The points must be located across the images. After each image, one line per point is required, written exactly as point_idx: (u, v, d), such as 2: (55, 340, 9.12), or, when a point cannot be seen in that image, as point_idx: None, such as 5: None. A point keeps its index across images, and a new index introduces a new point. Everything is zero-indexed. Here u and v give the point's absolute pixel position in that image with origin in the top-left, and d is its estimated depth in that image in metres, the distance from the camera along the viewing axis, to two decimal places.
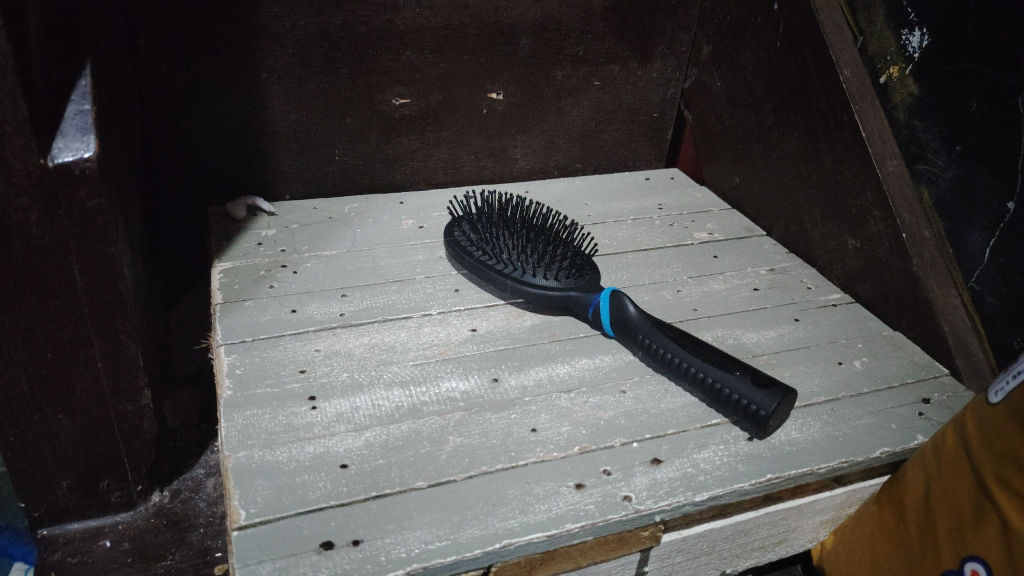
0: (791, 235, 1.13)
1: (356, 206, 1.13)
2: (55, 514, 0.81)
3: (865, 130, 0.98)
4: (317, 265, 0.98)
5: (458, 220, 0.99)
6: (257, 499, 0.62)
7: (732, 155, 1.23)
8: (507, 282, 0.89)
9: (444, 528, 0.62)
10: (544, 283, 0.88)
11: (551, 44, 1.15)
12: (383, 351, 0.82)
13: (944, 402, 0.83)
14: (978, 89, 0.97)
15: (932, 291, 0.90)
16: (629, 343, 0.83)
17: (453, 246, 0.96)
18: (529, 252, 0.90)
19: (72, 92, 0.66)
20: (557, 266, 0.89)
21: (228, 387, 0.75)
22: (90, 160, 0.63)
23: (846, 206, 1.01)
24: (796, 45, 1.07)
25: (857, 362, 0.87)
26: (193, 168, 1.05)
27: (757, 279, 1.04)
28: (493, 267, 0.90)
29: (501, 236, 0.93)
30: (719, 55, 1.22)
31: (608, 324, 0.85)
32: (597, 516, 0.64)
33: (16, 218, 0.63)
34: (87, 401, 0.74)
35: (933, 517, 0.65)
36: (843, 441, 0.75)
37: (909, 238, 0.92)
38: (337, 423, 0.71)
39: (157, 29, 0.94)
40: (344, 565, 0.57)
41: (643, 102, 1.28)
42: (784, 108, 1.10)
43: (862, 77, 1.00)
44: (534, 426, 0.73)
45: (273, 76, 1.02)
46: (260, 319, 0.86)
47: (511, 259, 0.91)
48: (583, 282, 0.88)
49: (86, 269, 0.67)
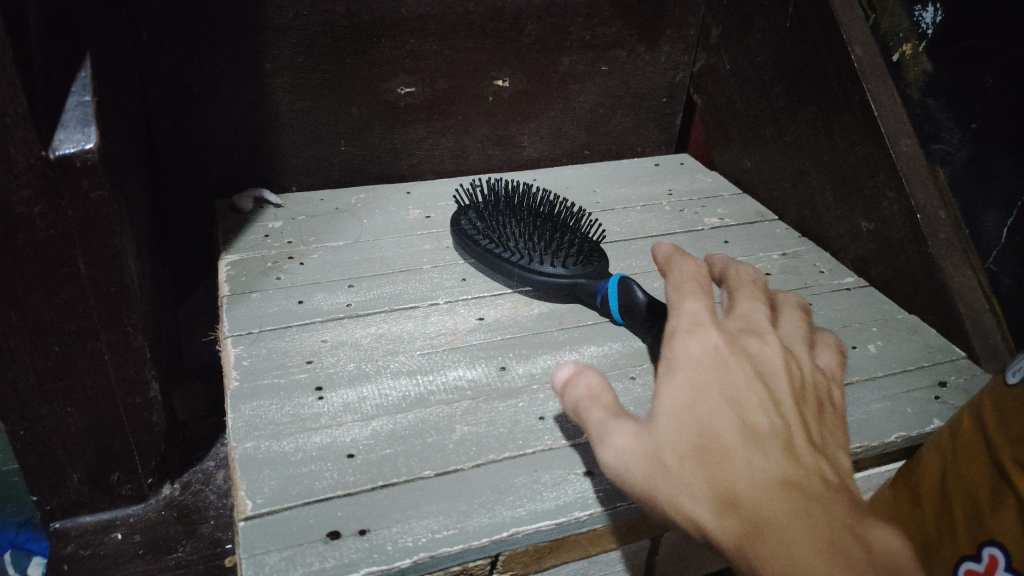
0: (803, 219, 1.11)
1: (362, 197, 1.12)
2: (68, 507, 0.81)
3: (878, 109, 0.95)
4: (323, 256, 0.97)
5: (464, 211, 0.97)
6: (263, 489, 0.62)
7: (743, 138, 1.22)
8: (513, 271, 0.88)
9: (452, 517, 0.61)
10: (552, 270, 0.86)
11: (557, 29, 1.14)
12: (390, 341, 0.82)
13: (962, 385, 0.81)
14: (993, 67, 0.95)
15: (949, 273, 0.88)
16: (636, 326, 0.82)
17: (458, 237, 0.94)
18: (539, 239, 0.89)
19: (73, 84, 0.66)
20: (566, 253, 0.88)
21: (236, 378, 0.75)
22: (92, 151, 0.63)
23: (859, 188, 0.99)
24: (806, 25, 1.04)
25: (871, 346, 0.86)
26: (197, 160, 1.05)
27: (769, 264, 1.03)
28: (500, 256, 0.89)
29: (507, 227, 0.92)
30: (728, 37, 1.20)
31: (619, 309, 0.83)
32: (606, 505, 0.63)
33: (20, 211, 0.62)
34: (96, 394, 0.74)
35: (952, 508, 0.62)
36: (859, 426, 0.74)
37: (924, 219, 0.91)
38: (344, 413, 0.71)
39: (159, 20, 0.93)
40: (351, 555, 0.57)
41: (651, 87, 1.27)
42: (795, 89, 1.08)
43: (874, 56, 0.98)
44: (542, 414, 0.72)
45: (277, 68, 1.01)
46: (267, 309, 0.86)
47: (519, 247, 0.90)
48: (593, 268, 0.87)
49: (91, 262, 0.67)
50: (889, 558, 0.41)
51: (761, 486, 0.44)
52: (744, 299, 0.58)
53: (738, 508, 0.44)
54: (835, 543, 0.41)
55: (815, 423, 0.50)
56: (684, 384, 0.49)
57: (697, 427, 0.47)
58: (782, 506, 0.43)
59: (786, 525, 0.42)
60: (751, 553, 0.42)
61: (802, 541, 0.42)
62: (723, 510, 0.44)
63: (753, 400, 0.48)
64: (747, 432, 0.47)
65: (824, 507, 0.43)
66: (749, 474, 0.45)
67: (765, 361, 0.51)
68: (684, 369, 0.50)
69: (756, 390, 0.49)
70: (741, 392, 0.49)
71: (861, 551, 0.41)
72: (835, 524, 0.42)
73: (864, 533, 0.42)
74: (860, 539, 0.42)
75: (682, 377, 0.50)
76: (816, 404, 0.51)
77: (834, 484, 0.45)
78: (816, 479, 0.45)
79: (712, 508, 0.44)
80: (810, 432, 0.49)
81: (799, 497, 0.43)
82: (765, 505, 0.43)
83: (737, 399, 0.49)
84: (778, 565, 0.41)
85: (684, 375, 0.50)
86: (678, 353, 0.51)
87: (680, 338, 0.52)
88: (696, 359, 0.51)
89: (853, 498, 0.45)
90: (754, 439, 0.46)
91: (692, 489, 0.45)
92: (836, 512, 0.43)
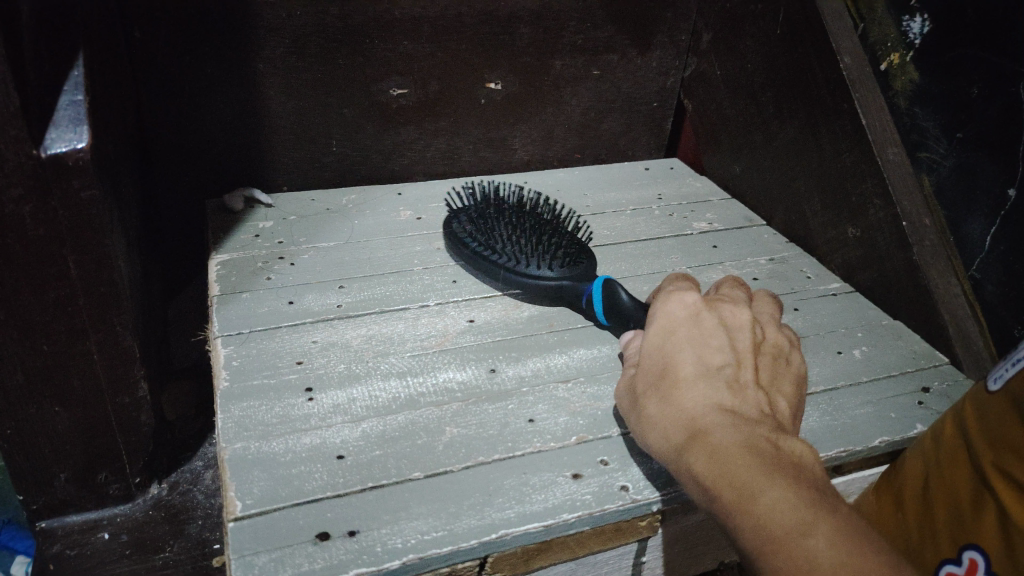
0: (791, 224, 1.12)
1: (353, 197, 1.12)
2: (54, 507, 0.80)
3: (866, 118, 0.97)
4: (314, 256, 0.97)
5: (454, 218, 0.97)
6: (253, 490, 0.62)
7: (732, 145, 1.23)
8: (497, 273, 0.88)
9: (441, 519, 0.61)
10: (538, 271, 0.86)
11: (549, 33, 1.14)
12: (380, 342, 0.82)
13: (944, 391, 0.82)
14: (979, 77, 0.97)
15: (933, 280, 0.90)
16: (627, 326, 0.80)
17: (447, 241, 0.95)
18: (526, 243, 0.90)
19: (65, 83, 0.66)
20: (552, 255, 0.88)
21: (225, 378, 0.75)
22: (84, 150, 0.62)
23: (846, 195, 1.01)
24: (796, 33, 1.06)
25: (857, 351, 0.87)
26: (189, 160, 1.05)
27: (757, 269, 1.04)
28: (487, 258, 0.89)
29: (495, 232, 0.92)
30: (719, 43, 1.21)
31: (608, 311, 0.82)
32: (594, 506, 0.64)
33: (10, 209, 0.62)
34: (84, 394, 0.74)
35: (934, 506, 0.64)
36: (843, 430, 0.75)
37: (910, 226, 0.92)
38: (333, 414, 0.71)
39: (151, 19, 0.93)
40: (340, 556, 0.57)
41: (642, 91, 1.28)
42: (784, 96, 1.10)
43: (862, 65, 0.99)
44: (532, 416, 0.73)
45: (270, 68, 1.01)
46: (258, 310, 0.86)
47: (506, 249, 0.90)
48: (581, 270, 0.87)
49: (81, 262, 0.67)
50: (798, 461, 0.52)
51: (706, 406, 0.55)
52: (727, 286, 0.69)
53: (686, 420, 0.55)
54: (753, 445, 0.52)
55: (766, 370, 0.60)
56: (658, 332, 0.62)
57: (663, 365, 0.59)
58: (719, 418, 0.54)
59: (719, 433, 0.53)
60: (690, 453, 0.53)
61: (729, 442, 0.52)
62: (676, 424, 0.55)
63: (714, 344, 0.59)
64: (702, 366, 0.58)
65: (753, 425, 0.54)
66: (698, 397, 0.56)
67: (735, 319, 0.62)
68: (663, 324, 0.62)
69: (718, 339, 0.60)
70: (704, 338, 0.60)
71: (773, 451, 0.51)
72: (758, 435, 0.53)
73: (778, 443, 0.53)
74: (775, 446, 0.52)
75: (659, 328, 0.62)
76: (771, 359, 0.62)
77: (766, 411, 0.56)
78: (751, 405, 0.56)
79: (668, 421, 0.56)
80: (759, 376, 0.59)
81: (734, 414, 0.54)
82: (707, 416, 0.55)
83: (701, 341, 0.60)
84: (707, 457, 0.52)
85: (665, 329, 0.62)
86: (661, 313, 0.63)
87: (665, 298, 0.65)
88: (671, 317, 0.62)
89: (779, 423, 0.55)
90: (710, 374, 0.57)
91: (655, 408, 0.58)
92: (760, 428, 0.53)
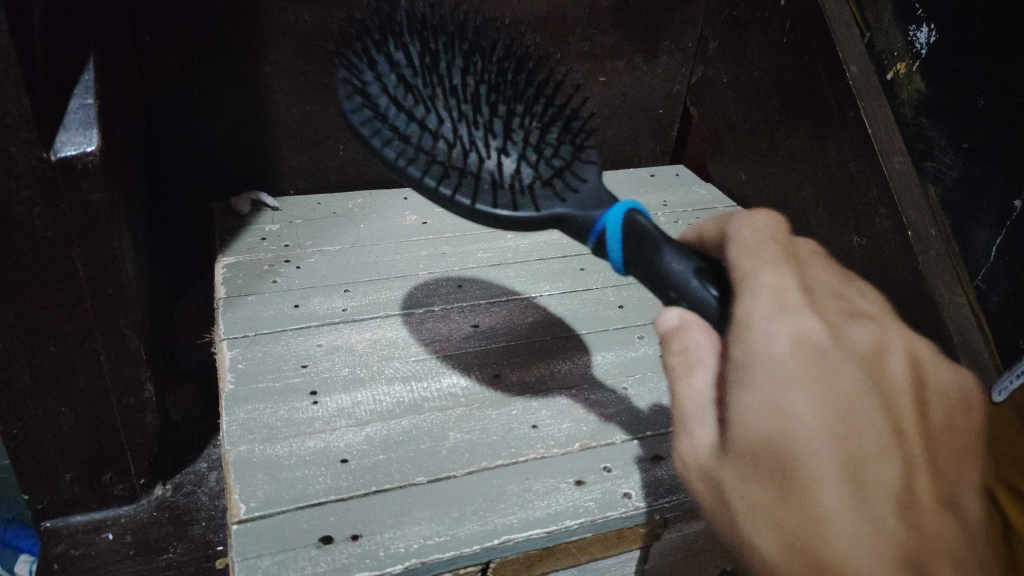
0: (796, 233, 1.12)
1: (360, 200, 1.12)
2: (59, 507, 0.81)
3: (871, 127, 0.97)
4: (319, 260, 0.97)
5: (355, 71, 0.64)
6: (257, 493, 0.63)
7: (739, 152, 1.23)
8: (456, 199, 0.61)
9: (443, 524, 0.61)
10: (522, 201, 0.62)
11: (556, 38, 1.15)
12: (384, 347, 0.82)
13: None
14: (986, 87, 0.97)
15: (937, 290, 0.90)
16: (656, 264, 0.59)
17: (343, 117, 0.62)
18: (499, 144, 0.64)
19: (77, 87, 0.67)
20: (539, 170, 0.63)
21: (230, 381, 0.75)
22: (94, 154, 0.63)
23: (851, 205, 1.01)
24: (803, 40, 1.06)
25: None
26: (194, 163, 1.05)
27: None
28: (450, 173, 0.62)
29: (443, 120, 0.64)
30: (725, 50, 1.20)
31: (629, 247, 0.61)
32: (596, 513, 0.64)
33: (20, 211, 0.63)
34: (90, 395, 0.75)
35: None
36: None
37: (915, 236, 0.92)
38: (338, 418, 0.72)
39: (160, 23, 0.94)
40: (343, 560, 0.58)
41: (648, 97, 1.28)
42: (790, 104, 1.10)
43: (869, 74, 1.00)
44: (535, 422, 0.73)
45: (277, 71, 1.02)
46: (263, 313, 0.86)
47: (522, 191, 0.63)
48: (585, 195, 0.64)
49: (89, 264, 0.67)
50: None
51: (854, 546, 0.41)
52: (812, 272, 0.53)
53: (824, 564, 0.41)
54: None
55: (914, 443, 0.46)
56: (768, 404, 0.43)
57: (779, 466, 0.42)
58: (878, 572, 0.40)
59: None
60: None
61: None
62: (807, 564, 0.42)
63: (854, 430, 0.43)
64: (844, 474, 0.42)
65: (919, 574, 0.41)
66: (843, 532, 0.41)
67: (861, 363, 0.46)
68: (771, 381, 0.44)
69: (857, 416, 0.44)
70: (840, 421, 0.43)
71: None
72: None
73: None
74: None
75: (766, 397, 0.43)
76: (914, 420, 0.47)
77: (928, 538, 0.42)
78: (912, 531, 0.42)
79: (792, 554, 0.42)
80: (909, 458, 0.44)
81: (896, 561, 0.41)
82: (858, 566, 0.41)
83: (838, 428, 0.43)
84: None
85: (787, 395, 0.43)
86: (766, 358, 0.45)
87: (763, 334, 0.46)
88: (786, 380, 0.44)
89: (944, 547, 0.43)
90: (855, 481, 0.42)
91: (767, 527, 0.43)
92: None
